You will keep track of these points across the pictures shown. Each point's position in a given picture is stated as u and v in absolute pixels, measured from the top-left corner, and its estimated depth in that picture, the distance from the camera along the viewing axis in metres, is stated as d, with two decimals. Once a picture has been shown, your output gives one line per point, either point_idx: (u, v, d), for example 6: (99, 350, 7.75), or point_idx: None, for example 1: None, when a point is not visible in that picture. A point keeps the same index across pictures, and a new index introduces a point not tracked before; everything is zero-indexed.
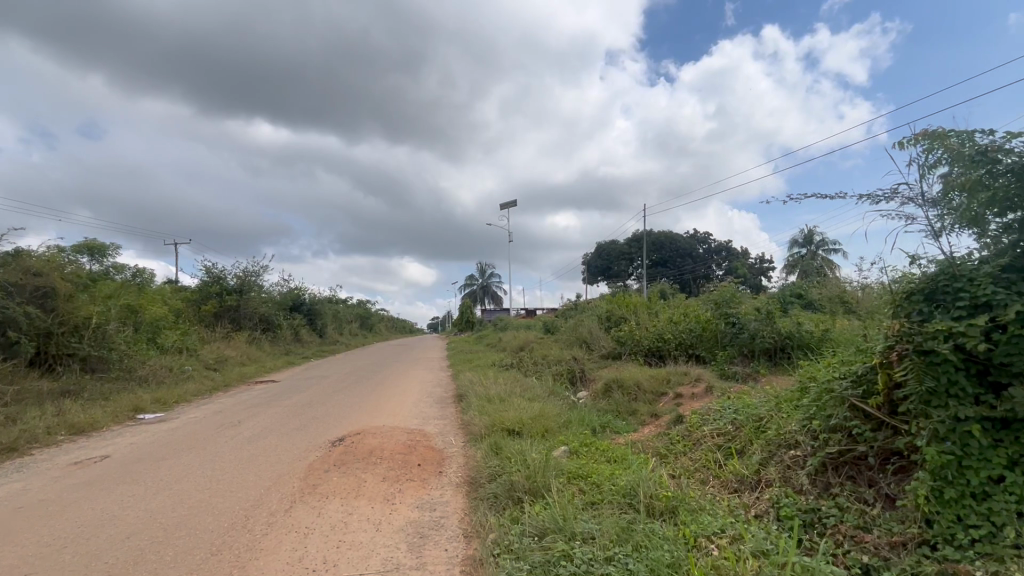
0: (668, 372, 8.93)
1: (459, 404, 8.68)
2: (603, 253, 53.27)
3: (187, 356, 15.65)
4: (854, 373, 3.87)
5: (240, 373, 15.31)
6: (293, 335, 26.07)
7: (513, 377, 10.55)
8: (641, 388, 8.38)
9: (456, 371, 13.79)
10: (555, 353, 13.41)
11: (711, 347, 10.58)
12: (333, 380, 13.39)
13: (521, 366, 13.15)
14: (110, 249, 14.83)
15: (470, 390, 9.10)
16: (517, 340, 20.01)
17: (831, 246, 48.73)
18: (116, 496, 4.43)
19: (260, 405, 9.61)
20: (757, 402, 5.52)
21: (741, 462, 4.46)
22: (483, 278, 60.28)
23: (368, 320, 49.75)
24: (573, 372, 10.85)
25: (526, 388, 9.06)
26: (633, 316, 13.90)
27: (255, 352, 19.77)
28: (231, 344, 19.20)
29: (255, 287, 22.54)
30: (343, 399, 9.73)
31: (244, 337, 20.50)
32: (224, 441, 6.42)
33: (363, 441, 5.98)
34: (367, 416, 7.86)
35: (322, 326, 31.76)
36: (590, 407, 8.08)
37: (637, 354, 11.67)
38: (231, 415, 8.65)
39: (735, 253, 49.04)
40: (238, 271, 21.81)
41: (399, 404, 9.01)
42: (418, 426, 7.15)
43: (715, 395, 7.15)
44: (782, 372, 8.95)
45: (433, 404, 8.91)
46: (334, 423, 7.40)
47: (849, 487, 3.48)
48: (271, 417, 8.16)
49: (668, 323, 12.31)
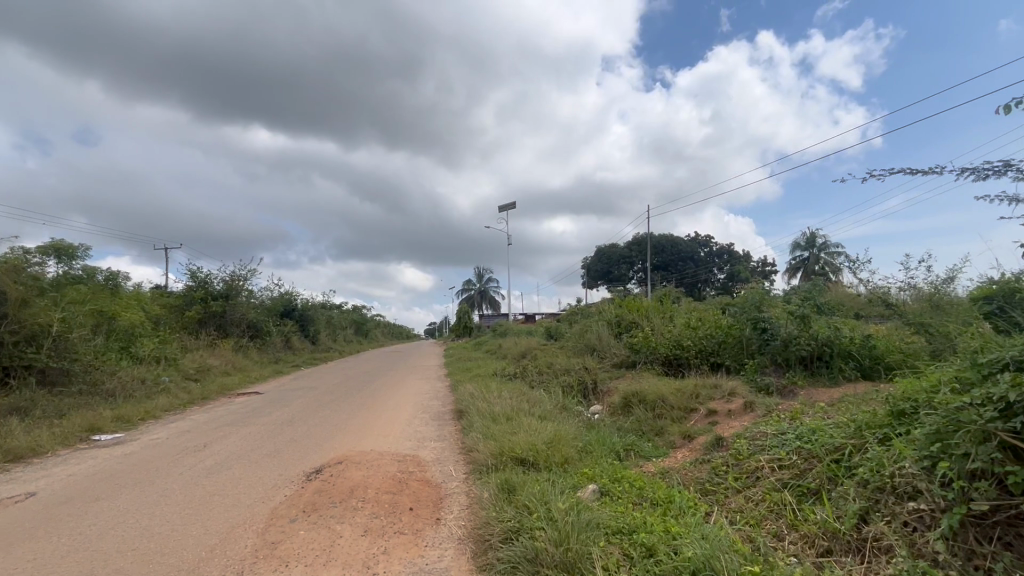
0: (695, 384, 7.93)
1: (459, 422, 7.65)
2: (604, 257, 52.37)
3: (166, 366, 14.57)
4: (1000, 399, 2.86)
5: (222, 384, 14.24)
6: (284, 343, 24.98)
7: (518, 390, 9.54)
8: (666, 403, 7.37)
9: (455, 382, 12.75)
10: (561, 361, 12.40)
11: (737, 355, 9.59)
12: (321, 392, 12.33)
13: (525, 376, 12.15)
14: (80, 251, 13.73)
15: (471, 405, 8.08)
16: (518, 347, 18.99)
17: (834, 249, 48.02)
18: (13, 561, 3.38)
19: (235, 422, 8.55)
20: (824, 426, 4.53)
21: (825, 509, 3.45)
22: (481, 283, 59.30)
23: (364, 326, 48.57)
24: (584, 383, 9.85)
25: (534, 403, 8.06)
26: (645, 321, 12.93)
27: (241, 360, 18.69)
28: (216, 352, 18.11)
29: (243, 292, 21.47)
30: (329, 416, 8.67)
31: (231, 345, 19.42)
32: (179, 473, 5.38)
33: (344, 474, 4.93)
34: (352, 438, 6.80)
35: (315, 333, 30.65)
36: (609, 425, 7.07)
37: (653, 363, 10.67)
38: (199, 435, 7.58)
39: (737, 256, 48.20)
40: (225, 275, 20.74)
41: (391, 422, 7.96)
42: (412, 451, 6.10)
43: (757, 414, 6.14)
44: (822, 383, 7.96)
45: (430, 422, 7.89)
46: (313, 447, 6.33)
47: (1013, 562, 2.48)
48: (243, 439, 7.09)
49: (685, 328, 11.31)
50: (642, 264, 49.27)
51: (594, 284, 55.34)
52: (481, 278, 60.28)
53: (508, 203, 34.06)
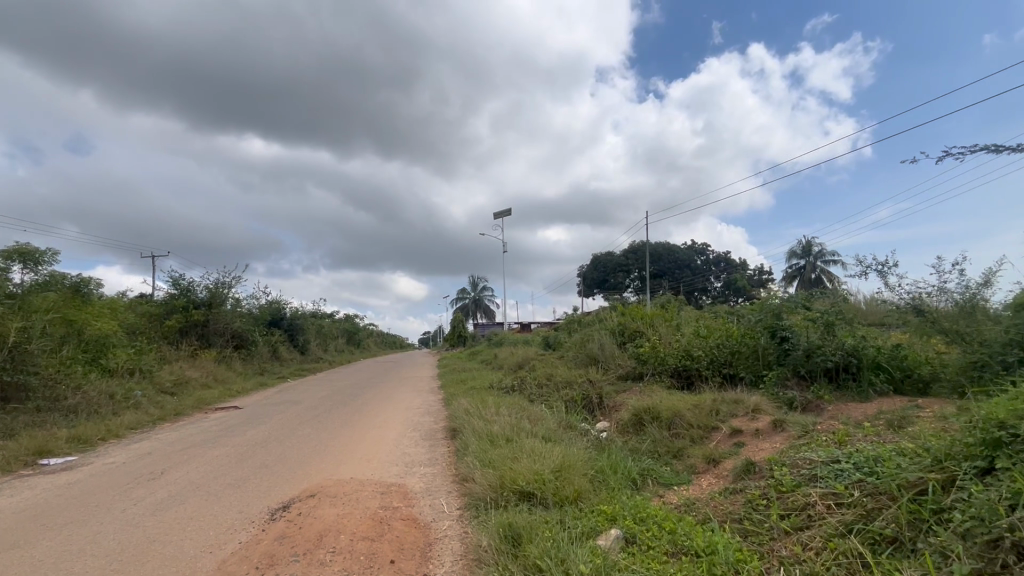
0: (712, 399, 7.19)
1: (452, 443, 6.88)
2: (600, 265, 51.81)
3: (140, 379, 13.68)
4: None
5: (200, 397, 13.35)
6: (271, 353, 24.06)
7: (517, 405, 8.78)
8: (682, 421, 6.63)
9: (448, 395, 11.95)
10: (562, 373, 11.63)
11: (753, 366, 8.86)
12: (304, 406, 11.50)
13: (524, 389, 11.38)
14: (48, 256, 12.87)
15: (466, 423, 7.32)
16: (515, 358, 18.19)
17: (831, 258, 47.79)
18: None
19: (204, 443, 7.70)
20: (886, 455, 3.82)
21: (917, 569, 2.73)
22: (476, 292, 58.55)
23: (355, 336, 47.54)
24: (588, 396, 9.09)
25: (536, 421, 7.31)
26: (650, 330, 12.24)
27: (223, 372, 17.77)
28: (196, 364, 17.20)
29: (227, 300, 20.58)
30: (309, 434, 7.88)
31: (213, 356, 18.51)
32: (122, 511, 4.56)
33: (315, 511, 4.16)
34: (331, 463, 6.01)
35: (304, 342, 29.69)
36: (620, 446, 6.33)
37: (661, 375, 9.94)
38: (159, 459, 6.73)
39: (735, 264, 47.73)
40: (208, 282, 19.87)
41: (376, 443, 7.18)
42: (399, 480, 5.34)
43: (791, 435, 5.42)
44: (851, 398, 7.25)
45: (420, 443, 7.11)
46: (284, 475, 5.53)
47: None
48: (208, 463, 6.27)
49: (695, 337, 10.59)
50: (639, 272, 48.67)
51: (590, 293, 54.66)
52: (476, 286, 59.52)
53: (504, 209, 33.36)
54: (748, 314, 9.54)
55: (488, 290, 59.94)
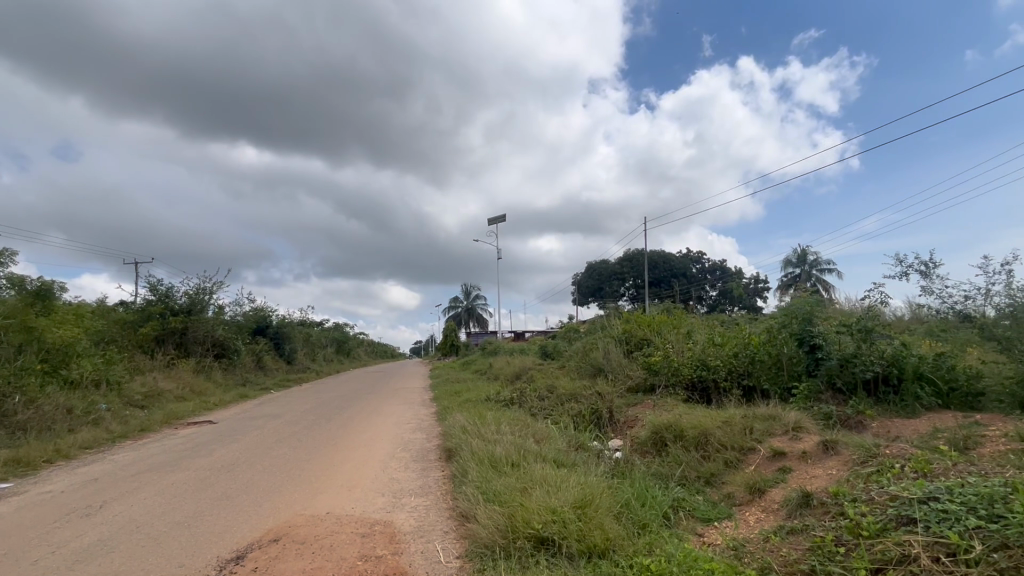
0: (742, 414, 6.38)
1: (447, 468, 5.99)
2: (596, 273, 51.19)
3: (107, 391, 12.63)
4: None
5: (172, 410, 12.34)
6: (255, 362, 22.97)
7: (520, 421, 7.90)
8: (711, 442, 5.80)
9: (442, 408, 11.03)
10: (565, 385, 10.78)
11: (778, 377, 8.08)
12: (284, 421, 10.52)
13: (524, 402, 10.51)
14: (6, 257, 11.87)
15: (463, 443, 6.44)
16: (511, 368, 17.29)
17: (827, 267, 47.46)
18: None
19: (162, 466, 6.73)
20: (1005, 495, 3.01)
21: None
22: (469, 300, 57.63)
23: (345, 345, 46.35)
24: (597, 410, 8.23)
25: (543, 441, 6.45)
26: (658, 338, 11.44)
27: (201, 382, 16.71)
28: (172, 374, 16.14)
29: (208, 307, 19.55)
30: (283, 455, 6.96)
31: (192, 366, 17.46)
32: (34, 563, 3.63)
33: (276, 565, 3.27)
34: (305, 493, 5.10)
35: (291, 352, 28.59)
36: (643, 471, 5.48)
37: (675, 387, 9.12)
38: (105, 487, 5.76)
39: (730, 272, 47.22)
40: (188, 288, 18.85)
41: (361, 466, 6.27)
42: (384, 516, 4.45)
43: (849, 459, 4.60)
44: (896, 413, 6.46)
45: (410, 467, 6.21)
46: (246, 509, 4.63)
47: None
48: (158, 494, 5.31)
49: (710, 346, 9.79)
50: (634, 280, 48.01)
51: (584, 301, 53.95)
52: (468, 295, 58.62)
53: (498, 215, 32.61)
54: (770, 320, 8.75)
55: (481, 298, 59.07)
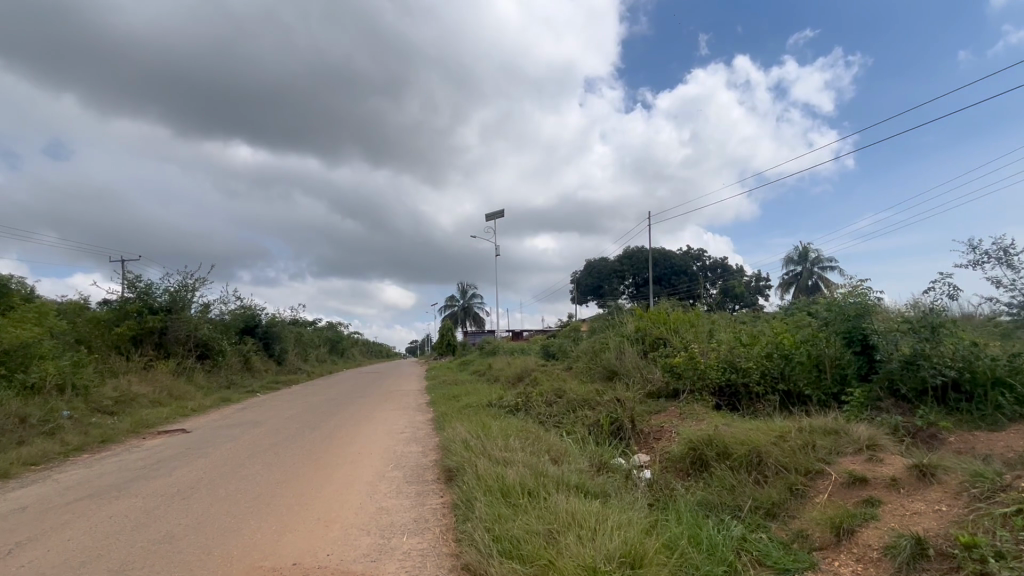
0: (796, 426, 5.41)
1: (448, 496, 4.96)
2: (595, 271, 50.33)
3: (72, 397, 11.54)
4: None
5: (143, 417, 11.28)
6: (242, 363, 21.89)
7: (530, 432, 6.89)
8: (766, 462, 4.81)
9: (440, 415, 10.00)
10: (575, 390, 9.80)
11: (821, 382, 7.16)
12: (264, 430, 9.48)
13: (531, 409, 9.52)
14: None
15: (465, 463, 5.44)
16: (513, 369, 16.28)
17: (829, 264, 46.68)
18: None
19: (109, 490, 5.68)
20: None
21: None
22: (466, 299, 56.56)
23: (339, 345, 45.21)
24: (617, 418, 7.23)
25: (560, 460, 5.46)
26: (675, 337, 10.48)
27: (181, 385, 15.63)
28: (149, 377, 15.04)
29: (190, 304, 18.44)
30: (253, 476, 5.93)
31: (171, 368, 16.37)
32: None
33: None
34: (269, 532, 4.08)
35: (281, 352, 27.46)
36: (686, 500, 4.49)
37: (701, 393, 8.15)
38: (29, 521, 4.72)
39: (731, 270, 46.33)
40: (168, 284, 17.75)
41: (344, 492, 5.24)
42: (367, 568, 3.43)
43: (961, 493, 3.61)
44: (975, 426, 5.49)
45: (402, 493, 5.19)
46: (191, 559, 3.60)
47: None
48: (87, 533, 4.27)
49: (737, 346, 8.82)
50: (634, 278, 47.05)
51: (584, 300, 52.99)
52: (465, 294, 57.57)
53: (496, 210, 31.57)
54: (811, 318, 7.77)
55: (478, 297, 58.03)
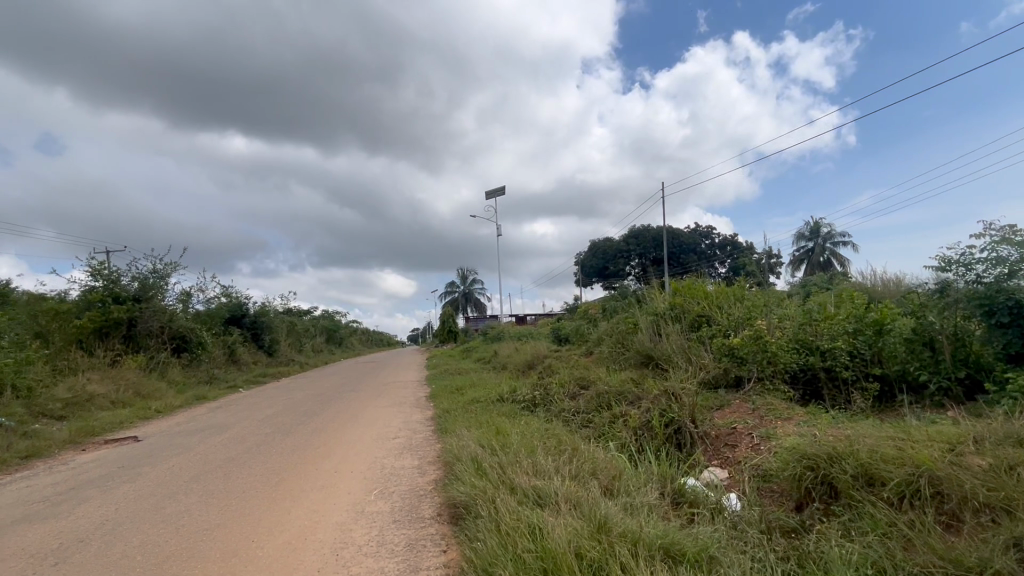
0: (966, 432, 3.67)
1: (456, 557, 3.25)
2: (599, 252, 48.60)
3: (10, 401, 9.80)
4: None
5: (94, 423, 9.57)
6: (227, 356, 20.22)
7: (561, 441, 5.15)
8: (954, 497, 3.07)
9: (442, 414, 8.30)
10: (604, 380, 8.11)
11: (941, 366, 5.60)
12: (227, 437, 7.81)
13: (552, 406, 7.85)
14: None
15: (480, 496, 3.74)
16: (521, 356, 14.60)
17: (842, 239, 44.91)
18: None
19: None
20: None
21: None
22: (466, 285, 54.88)
23: (336, 335, 43.59)
24: (674, 416, 5.45)
25: (618, 491, 3.77)
26: (720, 312, 8.76)
27: (152, 382, 13.95)
28: (113, 374, 13.33)
29: (163, 291, 16.65)
30: (179, 517, 4.21)
31: (142, 364, 14.67)
32: None
33: None
34: None
35: (271, 343, 25.74)
36: (840, 564, 2.79)
37: (771, 381, 6.43)
38: None
39: (741, 247, 44.45)
40: (137, 270, 15.96)
41: (300, 548, 3.53)
42: None
43: None
44: None
45: (387, 549, 3.48)
46: None
47: None
48: None
49: (810, 323, 7.07)
50: (639, 258, 45.22)
51: (588, 282, 51.41)
52: (464, 279, 55.91)
53: (496, 188, 29.69)
54: (929, 288, 6.01)
55: (478, 282, 56.38)
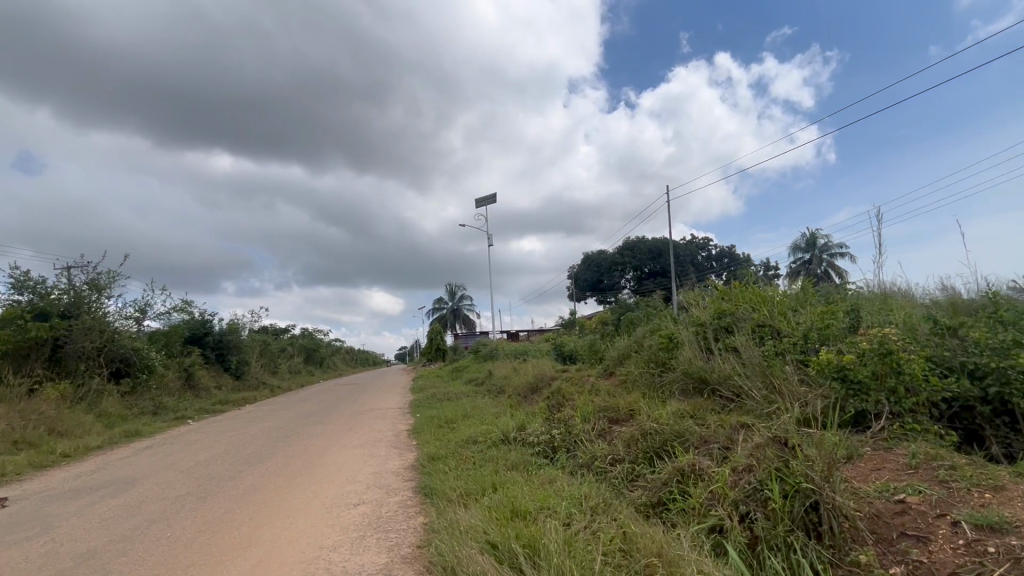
0: None
1: None
2: (593, 265, 46.90)
3: None
4: None
5: None
6: (183, 380, 17.74)
7: (630, 535, 3.05)
8: None
9: (427, 463, 6.13)
10: (645, 414, 6.03)
11: None
12: (123, 503, 5.53)
13: (579, 452, 5.73)
14: None
15: None
16: (522, 377, 12.46)
17: (841, 250, 43.62)
18: None
19: None
20: None
21: None
22: (455, 300, 52.62)
23: (317, 354, 40.96)
24: (803, 481, 3.34)
25: None
26: (786, 321, 6.75)
27: (76, 415, 11.49)
28: (23, 406, 10.86)
29: (101, 305, 14.21)
30: None
31: (65, 394, 12.17)
32: None
33: None
34: None
35: (239, 365, 23.16)
36: None
37: (911, 416, 4.32)
38: None
39: (739, 259, 42.88)
40: (68, 280, 13.55)
41: None
42: None
43: None
44: None
45: None
46: None
47: None
48: None
49: (939, 334, 5.08)
50: (634, 271, 43.45)
51: (582, 296, 49.56)
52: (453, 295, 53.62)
53: (486, 196, 27.71)
54: None
55: (467, 298, 54.14)
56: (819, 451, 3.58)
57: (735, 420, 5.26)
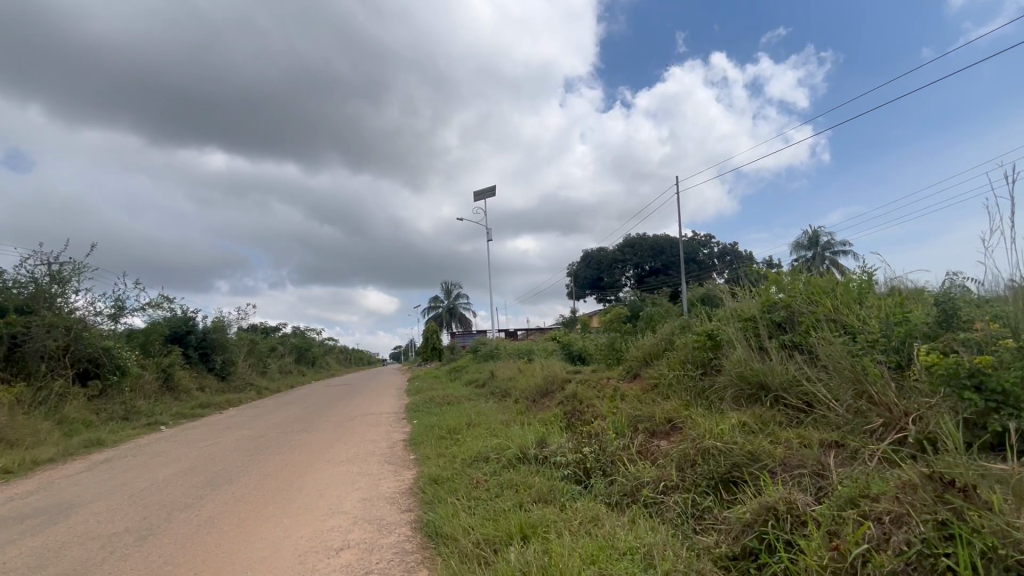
0: None
1: None
2: (593, 263, 45.81)
3: None
4: None
5: None
6: (161, 382, 16.47)
7: None
8: None
9: (427, 488, 4.99)
10: (695, 428, 4.91)
11: None
12: (41, 542, 4.33)
13: (618, 476, 4.60)
14: None
15: None
16: (528, 379, 11.33)
17: (845, 248, 42.77)
18: None
19: None
20: None
21: None
22: (451, 299, 51.39)
23: (309, 354, 39.65)
24: (1003, 545, 2.23)
25: None
26: (858, 314, 5.61)
27: (30, 423, 10.22)
28: None
29: (65, 299, 12.93)
30: None
31: (21, 399, 10.90)
32: None
33: None
34: None
35: (225, 366, 21.89)
36: None
37: None
38: None
39: (742, 257, 41.91)
40: (27, 272, 12.26)
41: None
42: None
43: None
44: None
45: None
46: None
47: None
48: None
49: None
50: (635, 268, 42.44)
51: (581, 295, 48.47)
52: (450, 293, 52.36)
53: (484, 188, 26.53)
54: None
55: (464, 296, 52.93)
56: (1006, 493, 2.48)
57: (821, 438, 4.14)
